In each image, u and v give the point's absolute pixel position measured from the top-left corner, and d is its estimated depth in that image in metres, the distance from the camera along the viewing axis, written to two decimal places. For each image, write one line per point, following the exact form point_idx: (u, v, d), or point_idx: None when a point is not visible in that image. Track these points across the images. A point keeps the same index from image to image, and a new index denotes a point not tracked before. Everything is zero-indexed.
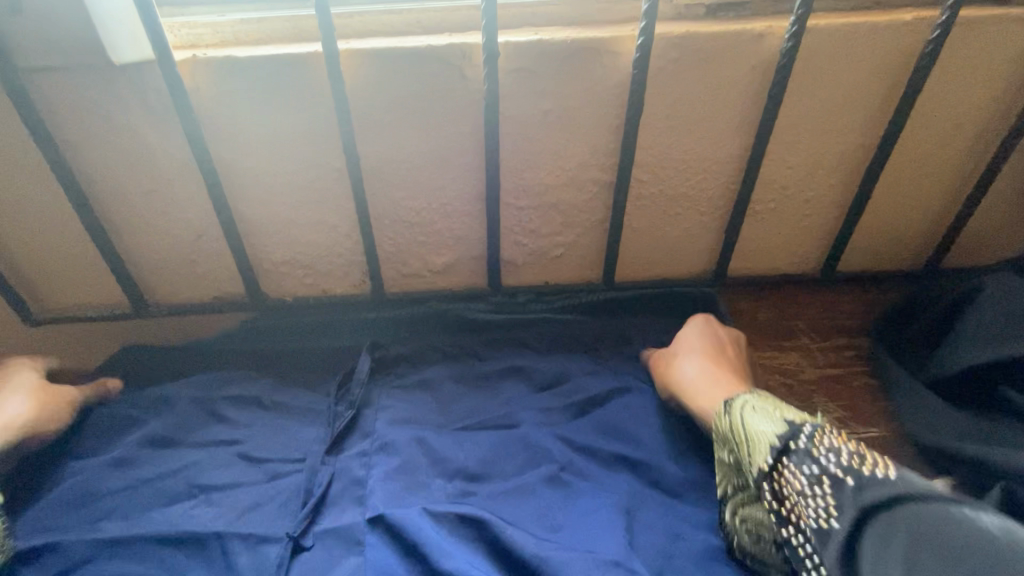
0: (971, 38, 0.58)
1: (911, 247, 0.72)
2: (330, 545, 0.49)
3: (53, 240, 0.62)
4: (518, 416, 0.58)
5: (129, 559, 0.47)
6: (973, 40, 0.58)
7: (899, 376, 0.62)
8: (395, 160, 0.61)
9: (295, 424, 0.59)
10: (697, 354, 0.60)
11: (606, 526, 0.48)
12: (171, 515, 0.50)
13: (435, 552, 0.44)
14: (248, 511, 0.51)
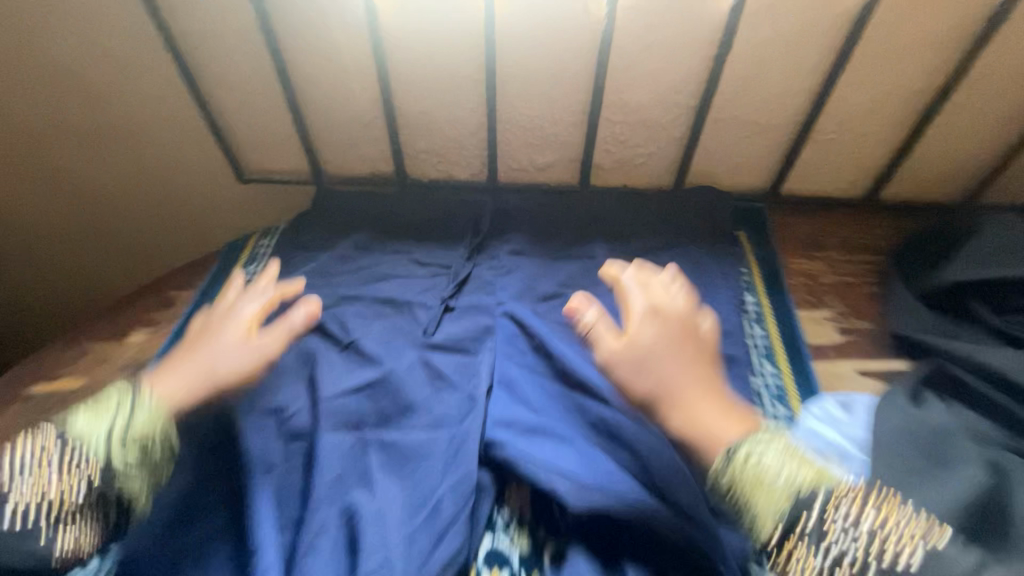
0: None
1: (954, 178, 0.83)
2: (468, 313, 0.74)
3: (265, 119, 0.84)
4: (596, 253, 0.80)
5: (352, 304, 0.75)
6: None
7: (898, 285, 0.73)
8: (522, 75, 0.77)
9: (439, 243, 0.83)
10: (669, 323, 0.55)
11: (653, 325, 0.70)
12: (375, 287, 0.77)
13: (541, 333, 0.69)
14: (421, 290, 0.77)
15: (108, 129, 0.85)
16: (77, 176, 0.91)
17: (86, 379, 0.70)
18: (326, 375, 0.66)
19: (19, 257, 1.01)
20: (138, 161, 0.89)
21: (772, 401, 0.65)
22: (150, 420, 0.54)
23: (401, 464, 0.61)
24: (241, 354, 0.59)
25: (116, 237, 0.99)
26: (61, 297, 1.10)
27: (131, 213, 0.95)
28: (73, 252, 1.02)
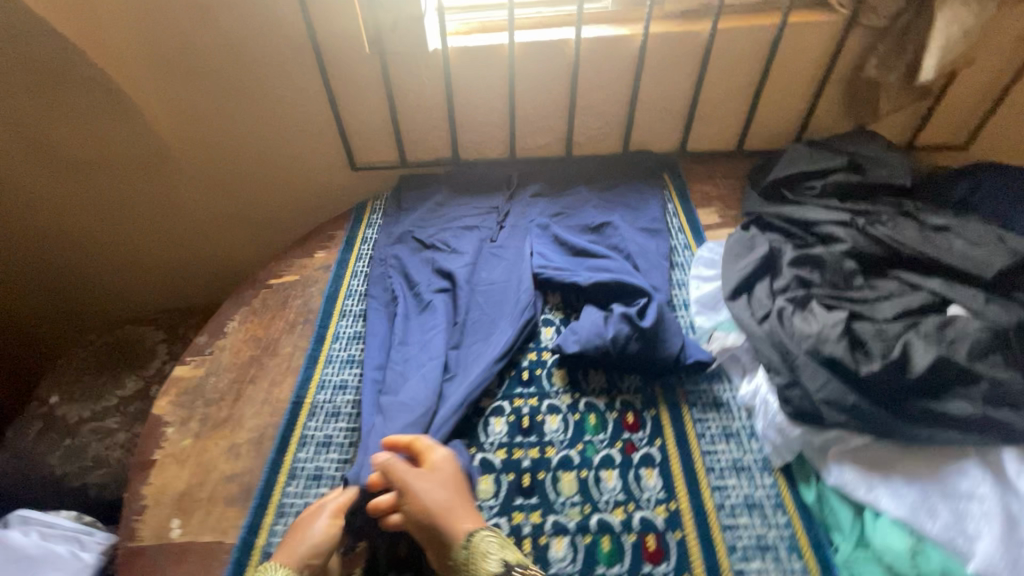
0: (799, 30, 1.24)
1: (787, 128, 1.41)
2: (513, 224, 1.28)
3: (374, 127, 1.39)
4: (581, 187, 1.36)
5: (446, 226, 1.28)
6: (801, 31, 1.24)
7: (747, 189, 1.31)
8: (528, 90, 1.34)
9: (486, 191, 1.38)
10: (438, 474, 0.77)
11: (618, 217, 1.25)
12: (455, 216, 1.31)
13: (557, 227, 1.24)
14: (483, 215, 1.31)
15: (278, 140, 1.40)
16: (254, 173, 1.46)
17: (299, 275, 1.21)
18: (441, 257, 1.20)
19: (206, 228, 1.56)
20: (294, 160, 1.44)
21: (685, 249, 1.21)
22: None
23: (492, 293, 1.12)
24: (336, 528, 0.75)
25: (271, 211, 1.54)
26: (227, 258, 1.65)
27: (284, 193, 1.50)
28: (242, 226, 1.57)
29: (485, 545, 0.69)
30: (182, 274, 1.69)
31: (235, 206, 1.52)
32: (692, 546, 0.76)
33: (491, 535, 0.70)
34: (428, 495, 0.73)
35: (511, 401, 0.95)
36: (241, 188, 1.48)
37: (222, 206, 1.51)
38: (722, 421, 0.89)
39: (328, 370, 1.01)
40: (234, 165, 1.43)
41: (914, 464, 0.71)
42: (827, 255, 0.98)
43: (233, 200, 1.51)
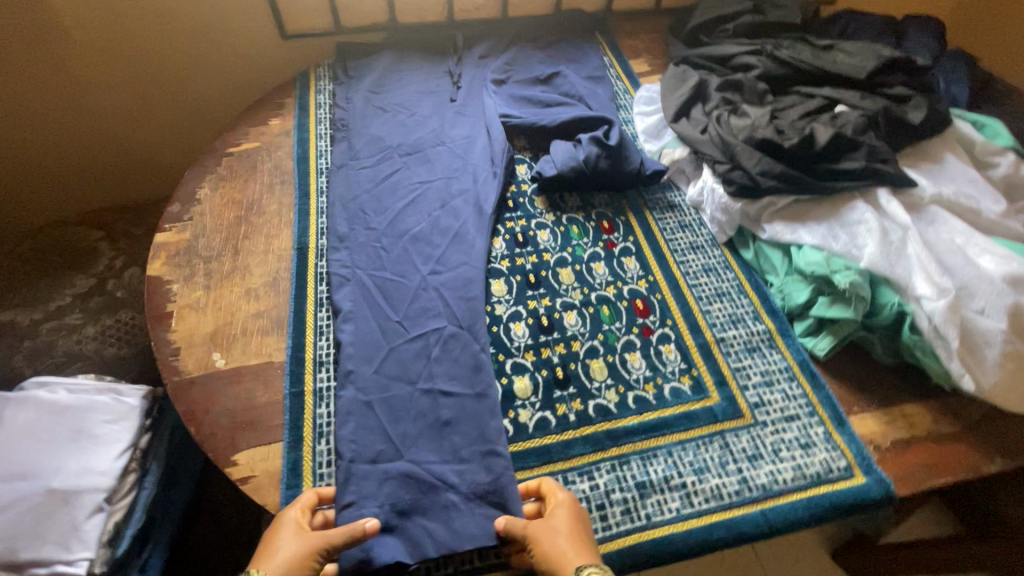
0: None
1: None
2: (470, 81, 1.34)
3: None
4: (524, 44, 1.43)
5: (404, 88, 1.30)
6: None
7: (670, 39, 1.46)
8: None
9: (433, 54, 1.39)
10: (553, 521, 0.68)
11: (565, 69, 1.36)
12: (412, 78, 1.33)
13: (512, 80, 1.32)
14: (438, 76, 1.35)
15: (193, 5, 1.27)
16: (171, 46, 1.33)
17: (259, 142, 1.18)
18: (411, 115, 1.24)
19: (121, 110, 1.42)
20: (215, 30, 1.32)
21: (625, 94, 1.36)
22: None
23: (468, 145, 1.19)
24: (302, 543, 0.65)
25: (194, 87, 1.43)
26: (147, 151, 1.53)
27: (209, 67, 1.39)
28: (162, 108, 1.45)
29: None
30: (90, 174, 1.52)
31: (150, 87, 1.40)
32: (668, 300, 0.97)
33: (594, 569, 0.60)
34: (546, 540, 0.65)
35: (504, 224, 1.07)
36: (155, 63, 1.35)
37: (138, 86, 1.39)
38: (678, 217, 1.10)
39: (323, 218, 1.05)
40: (144, 33, 1.29)
41: (823, 209, 0.95)
42: (745, 78, 1.18)
43: (149, 80, 1.38)
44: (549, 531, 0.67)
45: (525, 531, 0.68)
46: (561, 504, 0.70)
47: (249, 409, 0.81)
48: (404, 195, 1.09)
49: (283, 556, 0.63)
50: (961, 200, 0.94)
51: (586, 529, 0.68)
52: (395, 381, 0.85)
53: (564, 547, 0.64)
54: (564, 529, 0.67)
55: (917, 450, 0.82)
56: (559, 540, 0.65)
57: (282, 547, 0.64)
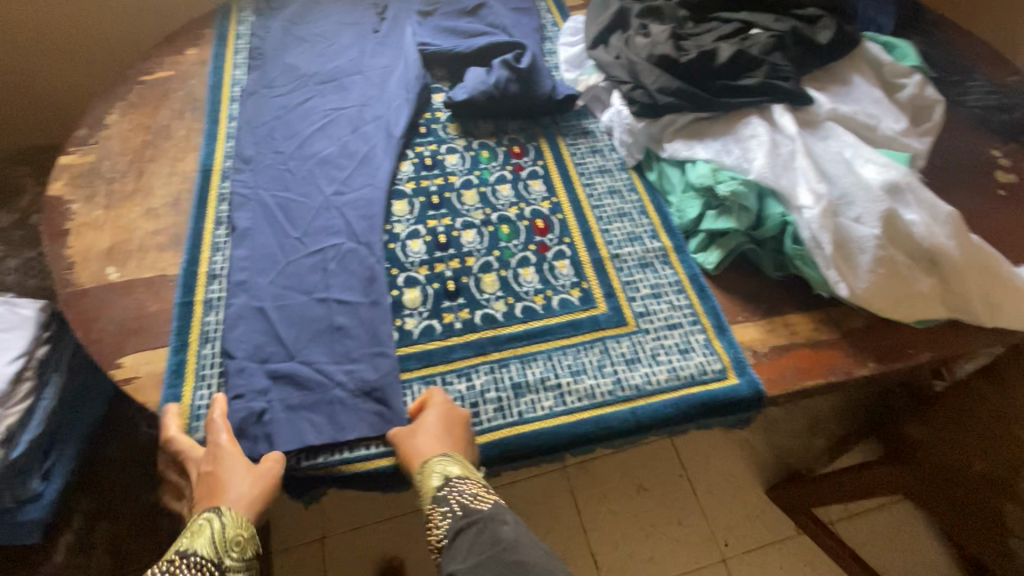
0: None
1: None
2: (395, 12, 1.31)
3: None
4: None
5: (326, 19, 1.28)
6: None
7: None
8: None
9: None
10: (422, 425, 0.73)
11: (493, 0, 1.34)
12: (337, 9, 1.31)
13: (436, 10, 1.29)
14: (363, 7, 1.32)
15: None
16: None
17: (173, 71, 1.17)
18: (330, 45, 1.23)
19: (38, 50, 1.38)
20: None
21: (553, 27, 1.34)
22: (223, 530, 0.66)
23: (386, 74, 1.18)
24: (242, 470, 0.69)
25: (115, 25, 1.40)
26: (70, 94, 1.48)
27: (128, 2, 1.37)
28: (84, 48, 1.41)
29: (439, 469, 0.69)
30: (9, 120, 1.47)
31: (67, 24, 1.36)
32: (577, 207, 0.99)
33: (445, 458, 0.70)
34: (411, 441, 0.72)
35: (414, 148, 1.07)
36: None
37: (53, 22, 1.34)
38: (590, 143, 1.10)
39: (231, 142, 1.05)
40: None
41: (721, 126, 0.95)
42: (665, 4, 1.16)
43: (64, 15, 1.34)
44: (415, 434, 0.73)
45: (399, 429, 0.74)
46: (437, 408, 0.75)
47: (139, 317, 0.83)
48: (314, 121, 1.09)
49: (235, 493, 0.68)
50: (858, 116, 0.94)
51: (452, 426, 0.73)
52: (289, 290, 0.86)
53: (422, 448, 0.71)
54: (429, 431, 0.72)
55: (793, 355, 0.84)
56: (421, 439, 0.72)
57: (225, 476, 0.68)
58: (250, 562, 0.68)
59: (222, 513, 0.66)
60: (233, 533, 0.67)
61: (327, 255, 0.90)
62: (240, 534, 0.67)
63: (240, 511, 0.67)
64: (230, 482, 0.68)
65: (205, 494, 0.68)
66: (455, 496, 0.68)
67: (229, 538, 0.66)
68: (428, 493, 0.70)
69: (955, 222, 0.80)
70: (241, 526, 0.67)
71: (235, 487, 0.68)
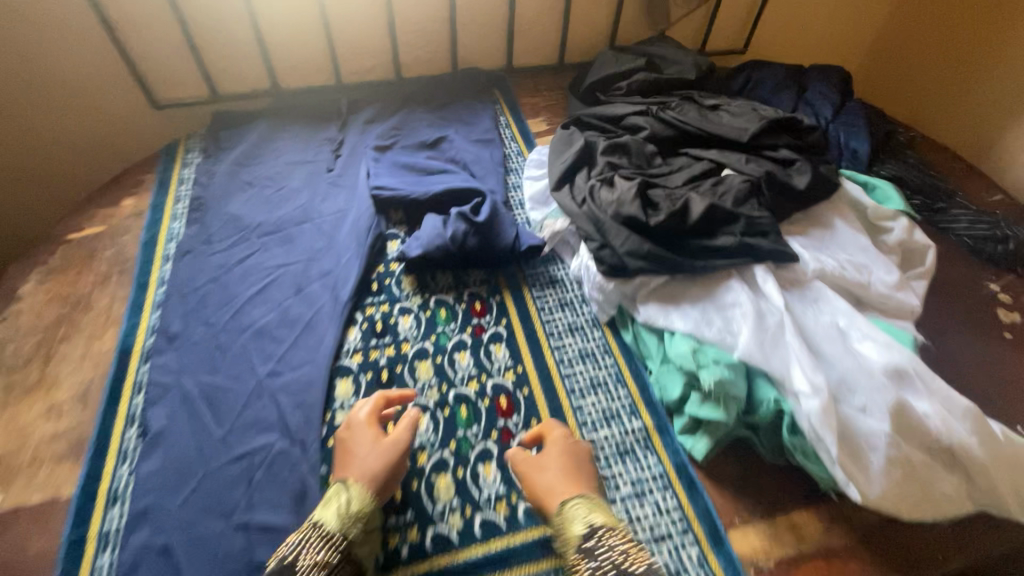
0: None
1: (599, 37, 1.53)
2: (351, 148, 1.26)
3: (169, 55, 1.24)
4: (414, 106, 1.36)
5: (277, 159, 1.22)
6: None
7: (569, 96, 1.41)
8: (342, 9, 1.29)
9: (315, 120, 1.33)
10: (564, 453, 0.74)
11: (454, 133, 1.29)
12: (289, 147, 1.25)
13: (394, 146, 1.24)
14: (317, 143, 1.27)
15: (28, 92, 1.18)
16: (24, 128, 1.22)
17: (105, 226, 1.09)
18: (279, 190, 1.15)
19: None
20: (72, 109, 1.23)
21: (518, 156, 1.29)
22: (358, 500, 0.67)
23: (337, 221, 1.10)
24: (376, 450, 0.73)
25: (57, 172, 1.31)
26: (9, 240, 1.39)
27: (72, 151, 1.29)
28: (21, 195, 1.32)
29: (579, 515, 0.66)
30: None
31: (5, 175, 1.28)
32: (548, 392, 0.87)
33: (582, 501, 0.68)
34: (539, 479, 0.72)
35: (364, 310, 0.97)
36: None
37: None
38: (558, 294, 1.01)
39: (157, 313, 0.94)
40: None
41: (699, 289, 0.86)
42: (631, 140, 1.11)
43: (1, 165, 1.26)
44: (540, 467, 0.73)
45: (521, 463, 0.74)
46: (561, 438, 0.76)
47: (15, 562, 0.68)
48: (254, 282, 0.99)
49: (369, 468, 0.71)
50: (846, 275, 0.87)
51: (581, 466, 0.73)
52: (204, 515, 0.72)
53: (540, 478, 0.72)
54: (560, 460, 0.73)
55: (804, 570, 0.71)
56: (532, 472, 0.73)
57: (355, 448, 0.73)
58: (373, 531, 0.68)
59: (348, 486, 0.68)
60: (357, 509, 0.67)
61: (254, 462, 0.77)
62: (364, 507, 0.67)
63: (364, 485, 0.69)
64: (363, 460, 0.72)
65: (338, 466, 0.73)
66: (607, 548, 0.62)
67: (354, 512, 0.66)
68: (573, 543, 0.65)
69: (975, 416, 0.69)
70: (366, 502, 0.68)
71: (369, 460, 0.72)
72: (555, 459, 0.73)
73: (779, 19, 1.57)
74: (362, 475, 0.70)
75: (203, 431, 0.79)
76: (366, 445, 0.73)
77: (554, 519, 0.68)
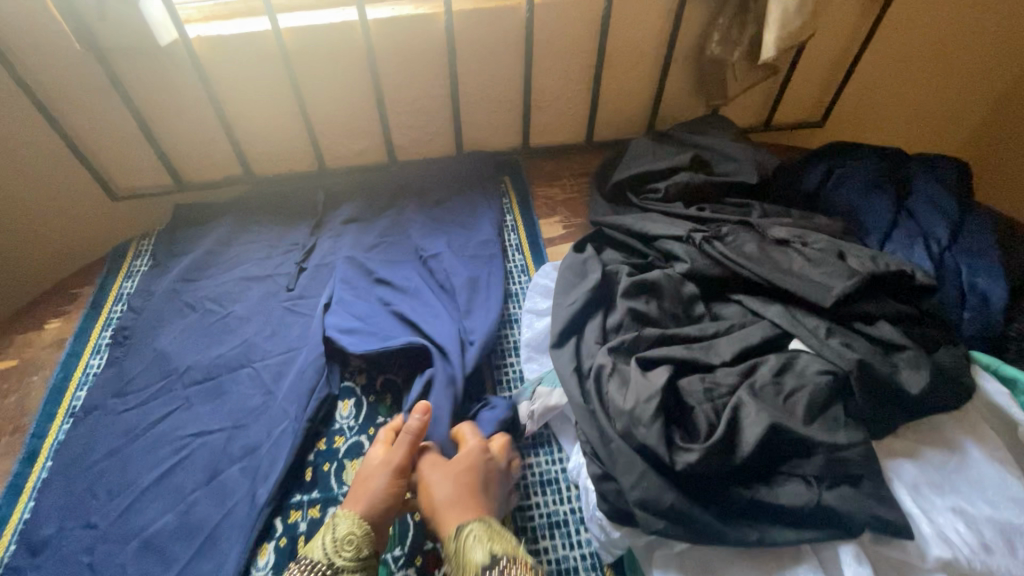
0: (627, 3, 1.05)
1: (636, 113, 1.25)
2: (321, 258, 1.04)
3: (123, 144, 1.07)
4: (404, 202, 1.13)
5: (231, 272, 1.02)
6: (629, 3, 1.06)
7: (593, 189, 1.13)
8: (323, 90, 1.09)
9: (287, 218, 1.12)
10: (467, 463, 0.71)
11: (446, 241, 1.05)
12: (249, 255, 1.05)
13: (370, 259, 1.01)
14: (283, 251, 1.06)
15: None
16: None
17: (17, 361, 0.91)
18: (224, 317, 0.95)
19: None
20: (10, 209, 1.06)
21: (522, 273, 1.03)
22: (348, 523, 0.67)
23: (282, 367, 0.88)
24: (381, 472, 0.72)
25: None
26: None
27: (17, 251, 1.12)
28: None
29: (472, 540, 0.64)
30: None
31: None
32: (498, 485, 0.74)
33: (477, 529, 0.66)
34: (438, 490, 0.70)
35: (287, 515, 0.74)
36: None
37: None
38: (549, 505, 0.74)
39: (34, 503, 0.74)
40: None
41: (746, 568, 0.56)
42: (664, 280, 0.83)
43: None
44: (443, 479, 0.71)
45: (427, 474, 0.73)
46: (469, 452, 0.73)
47: None
48: (162, 460, 0.78)
49: (372, 490, 0.70)
50: (993, 567, 0.55)
51: (484, 481, 0.71)
52: None
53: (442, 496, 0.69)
54: (462, 473, 0.70)
55: None
56: (433, 484, 0.71)
57: (366, 475, 0.72)
58: (365, 563, 0.66)
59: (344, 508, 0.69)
60: (348, 531, 0.66)
61: None
62: (354, 533, 0.66)
63: (361, 508, 0.69)
64: (367, 485, 0.71)
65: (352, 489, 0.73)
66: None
67: (341, 537, 0.66)
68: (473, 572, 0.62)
69: None
70: (358, 525, 0.67)
71: (373, 480, 0.71)
72: (455, 476, 0.70)
73: (871, 90, 1.24)
74: (363, 499, 0.69)
75: None
76: (376, 475, 0.72)
77: (450, 544, 0.66)
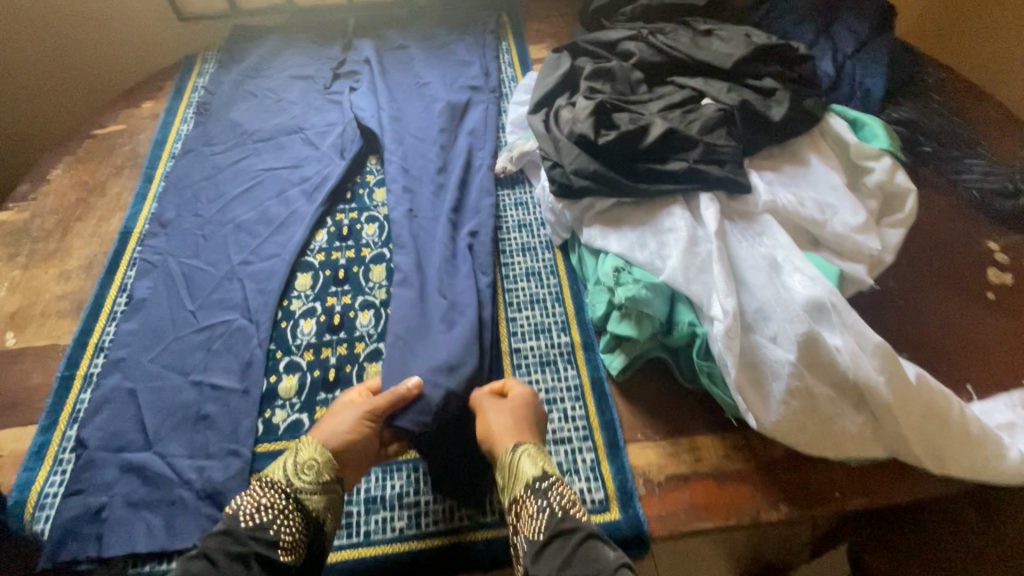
0: None
1: None
2: (351, 66, 1.30)
3: None
4: (419, 30, 1.38)
5: (281, 72, 1.28)
6: None
7: (575, 22, 1.36)
8: None
9: (322, 38, 1.37)
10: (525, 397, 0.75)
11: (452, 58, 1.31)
12: (295, 62, 1.31)
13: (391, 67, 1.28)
14: (321, 60, 1.32)
15: None
16: (62, 32, 1.33)
17: (125, 125, 1.20)
18: (278, 101, 1.22)
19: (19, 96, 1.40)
20: (104, 15, 1.33)
21: (511, 82, 1.30)
22: (308, 457, 0.69)
23: (325, 132, 1.16)
24: (344, 411, 0.74)
25: (92, 75, 1.42)
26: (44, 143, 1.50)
27: (108, 55, 1.39)
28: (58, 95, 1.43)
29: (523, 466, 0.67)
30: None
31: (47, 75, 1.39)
32: (484, 200, 1.03)
33: (526, 453, 0.68)
34: (488, 423, 0.72)
35: (334, 216, 1.04)
36: (16, 49, 1.32)
37: (33, 75, 1.38)
38: (520, 215, 1.04)
39: (156, 203, 1.05)
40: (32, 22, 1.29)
41: (640, 213, 0.86)
42: (618, 67, 1.06)
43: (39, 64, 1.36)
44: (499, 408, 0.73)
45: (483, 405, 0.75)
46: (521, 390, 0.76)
47: (20, 391, 0.83)
48: (242, 183, 1.08)
49: (326, 425, 0.73)
50: (802, 211, 0.83)
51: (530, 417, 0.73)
52: (167, 371, 0.83)
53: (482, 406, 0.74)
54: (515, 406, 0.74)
55: (693, 487, 0.73)
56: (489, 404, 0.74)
57: (331, 417, 0.74)
58: (325, 487, 0.68)
59: (301, 444, 0.71)
60: (308, 458, 0.69)
61: (214, 334, 0.87)
62: (315, 459, 0.69)
63: (316, 442, 0.71)
64: (329, 428, 0.72)
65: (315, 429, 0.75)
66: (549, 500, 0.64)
67: (303, 462, 0.69)
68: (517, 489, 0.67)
69: (886, 353, 0.67)
70: (315, 452, 0.69)
71: (338, 413, 0.74)
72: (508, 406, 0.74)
73: None
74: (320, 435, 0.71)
75: (177, 305, 0.90)
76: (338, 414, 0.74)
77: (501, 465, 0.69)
